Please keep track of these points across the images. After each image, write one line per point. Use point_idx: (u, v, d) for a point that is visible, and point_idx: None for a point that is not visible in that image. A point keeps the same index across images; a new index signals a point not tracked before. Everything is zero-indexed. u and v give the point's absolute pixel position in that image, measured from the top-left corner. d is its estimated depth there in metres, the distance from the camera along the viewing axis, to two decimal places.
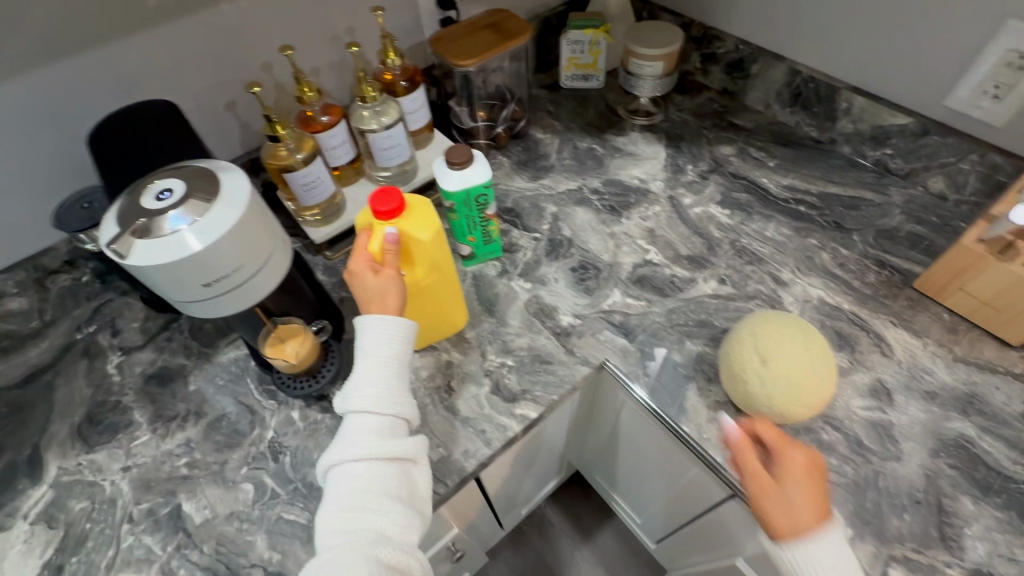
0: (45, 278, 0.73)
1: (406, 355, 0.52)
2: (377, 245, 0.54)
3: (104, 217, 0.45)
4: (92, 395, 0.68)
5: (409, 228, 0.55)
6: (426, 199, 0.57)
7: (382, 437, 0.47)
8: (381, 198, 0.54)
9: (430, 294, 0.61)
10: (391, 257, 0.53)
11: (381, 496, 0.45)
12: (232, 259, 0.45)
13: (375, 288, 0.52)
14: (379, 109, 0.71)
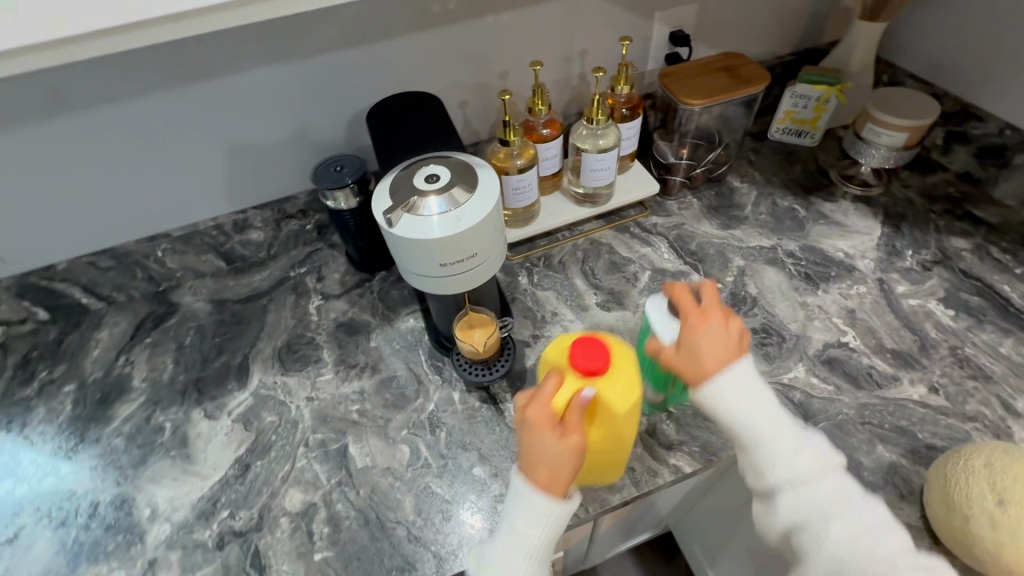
0: (281, 221, 0.84)
1: (554, 539, 0.49)
2: (562, 398, 0.50)
3: (378, 186, 0.52)
4: (294, 326, 0.78)
5: (603, 393, 0.50)
6: (624, 355, 0.53)
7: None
8: (583, 354, 0.51)
9: (601, 453, 0.54)
10: (575, 418, 0.49)
11: None
12: (470, 248, 0.50)
13: (554, 455, 0.47)
14: (598, 132, 0.73)
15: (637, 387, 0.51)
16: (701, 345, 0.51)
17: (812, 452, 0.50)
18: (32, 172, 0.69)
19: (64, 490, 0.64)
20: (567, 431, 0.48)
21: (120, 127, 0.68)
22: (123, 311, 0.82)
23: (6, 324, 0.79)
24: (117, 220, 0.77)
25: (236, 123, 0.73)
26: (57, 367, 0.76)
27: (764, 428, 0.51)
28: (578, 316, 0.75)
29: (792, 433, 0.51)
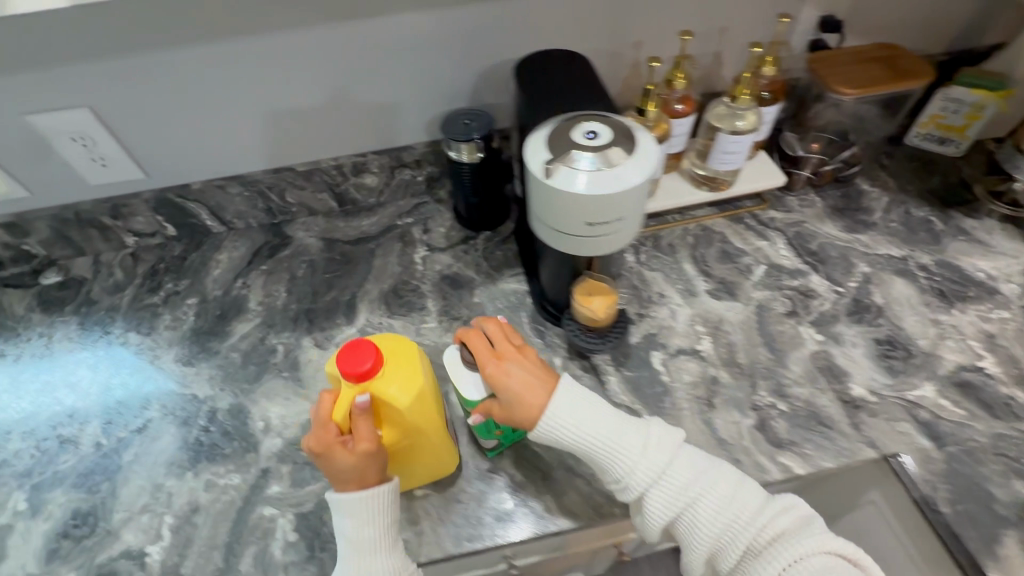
0: (396, 169, 0.85)
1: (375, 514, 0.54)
2: (340, 414, 0.53)
3: (531, 135, 0.52)
4: (399, 273, 0.80)
5: (379, 388, 0.54)
6: (398, 350, 0.56)
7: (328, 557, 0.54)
8: (349, 359, 0.53)
9: (405, 449, 0.57)
10: (359, 426, 0.52)
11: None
12: (614, 214, 0.49)
13: (346, 466, 0.52)
14: (738, 111, 0.69)
15: (420, 374, 0.55)
16: (513, 386, 0.53)
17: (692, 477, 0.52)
18: (189, 90, 0.71)
19: (186, 394, 0.69)
20: (352, 442, 0.52)
21: (276, 56, 0.70)
22: (242, 238, 0.87)
23: (138, 234, 0.85)
24: (251, 148, 0.79)
25: (378, 64, 0.74)
26: (182, 280, 0.82)
27: (590, 428, 0.53)
28: (686, 301, 0.73)
29: (567, 401, 0.54)
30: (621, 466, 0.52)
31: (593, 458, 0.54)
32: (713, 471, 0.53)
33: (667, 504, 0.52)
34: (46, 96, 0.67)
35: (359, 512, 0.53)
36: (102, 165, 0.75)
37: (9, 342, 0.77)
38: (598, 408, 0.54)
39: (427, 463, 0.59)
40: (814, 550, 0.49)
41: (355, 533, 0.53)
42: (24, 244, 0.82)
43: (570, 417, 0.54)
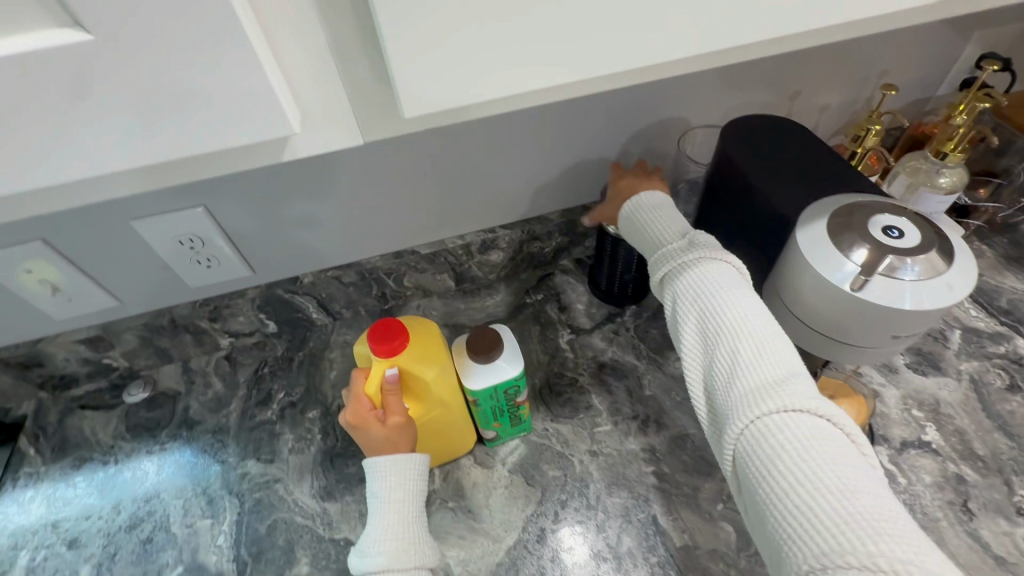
0: (526, 243, 0.75)
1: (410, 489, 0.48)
2: (374, 389, 0.48)
3: (799, 227, 0.44)
4: (548, 363, 0.70)
5: (414, 365, 0.49)
6: (436, 330, 0.51)
7: None
8: (380, 339, 0.47)
9: (437, 430, 0.54)
10: (394, 402, 0.48)
11: None
12: (923, 325, 0.41)
13: (379, 441, 0.47)
14: (943, 168, 0.62)
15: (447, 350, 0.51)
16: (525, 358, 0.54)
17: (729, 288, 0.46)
18: (318, 180, 0.61)
19: (336, 538, 0.58)
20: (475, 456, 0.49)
21: (419, 138, 0.61)
22: (352, 329, 0.77)
23: (235, 335, 0.74)
24: (372, 232, 0.70)
25: (525, 137, 0.65)
26: (295, 387, 0.71)
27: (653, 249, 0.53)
28: (890, 380, 0.64)
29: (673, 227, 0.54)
30: (661, 273, 0.51)
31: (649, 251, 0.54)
32: (736, 321, 0.44)
33: (677, 327, 0.48)
34: (160, 198, 0.57)
35: (401, 476, 0.47)
36: (208, 266, 0.65)
37: (101, 481, 0.65)
38: (698, 264, 0.49)
39: (451, 439, 0.56)
40: (777, 423, 0.38)
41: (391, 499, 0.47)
42: (106, 358, 0.70)
43: (656, 223, 0.54)
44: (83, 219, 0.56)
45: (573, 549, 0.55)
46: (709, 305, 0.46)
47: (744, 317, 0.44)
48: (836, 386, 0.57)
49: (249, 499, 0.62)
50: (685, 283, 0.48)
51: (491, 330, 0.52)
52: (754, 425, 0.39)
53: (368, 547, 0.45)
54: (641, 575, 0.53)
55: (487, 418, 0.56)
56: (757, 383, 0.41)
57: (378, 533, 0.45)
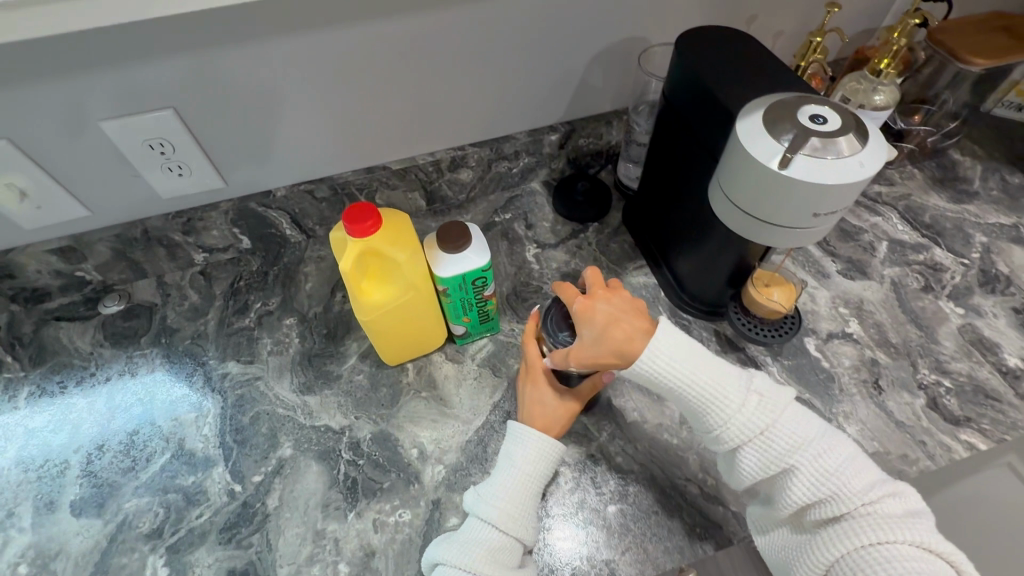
0: (494, 162, 0.79)
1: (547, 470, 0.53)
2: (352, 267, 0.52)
3: (740, 119, 0.48)
4: (515, 274, 0.75)
5: (386, 247, 0.52)
6: (405, 219, 0.55)
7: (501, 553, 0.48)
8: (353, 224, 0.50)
9: (406, 314, 0.58)
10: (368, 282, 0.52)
11: (463, 553, 0.47)
12: (839, 204, 0.46)
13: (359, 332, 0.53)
14: (879, 85, 0.67)
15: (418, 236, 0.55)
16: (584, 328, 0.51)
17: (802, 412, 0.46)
18: (288, 86, 0.62)
19: (317, 425, 0.62)
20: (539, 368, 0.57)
21: (387, 47, 0.62)
22: (326, 246, 0.79)
23: (209, 250, 0.75)
24: (343, 145, 0.71)
25: (493, 50, 0.67)
26: (271, 298, 0.74)
27: (711, 390, 0.45)
28: (822, 284, 0.71)
29: (721, 368, 0.46)
30: (724, 424, 0.45)
31: (684, 402, 0.46)
32: (835, 468, 0.44)
33: (769, 462, 0.44)
34: (128, 97, 0.57)
35: (538, 452, 0.52)
36: (180, 173, 0.66)
37: (83, 384, 0.67)
38: (764, 395, 0.46)
39: (420, 325, 0.61)
40: (907, 541, 0.40)
41: (526, 472, 0.51)
42: (79, 270, 0.71)
43: (688, 372, 0.45)
44: (48, 118, 0.56)
45: None
46: (792, 451, 0.44)
47: (818, 432, 0.45)
48: (770, 276, 0.64)
49: (232, 395, 0.65)
50: (762, 410, 0.45)
51: (459, 224, 0.56)
52: (865, 552, 0.41)
53: (486, 503, 0.50)
54: (596, 446, 0.59)
55: (454, 312, 0.61)
56: (864, 503, 0.42)
57: (499, 492, 0.50)
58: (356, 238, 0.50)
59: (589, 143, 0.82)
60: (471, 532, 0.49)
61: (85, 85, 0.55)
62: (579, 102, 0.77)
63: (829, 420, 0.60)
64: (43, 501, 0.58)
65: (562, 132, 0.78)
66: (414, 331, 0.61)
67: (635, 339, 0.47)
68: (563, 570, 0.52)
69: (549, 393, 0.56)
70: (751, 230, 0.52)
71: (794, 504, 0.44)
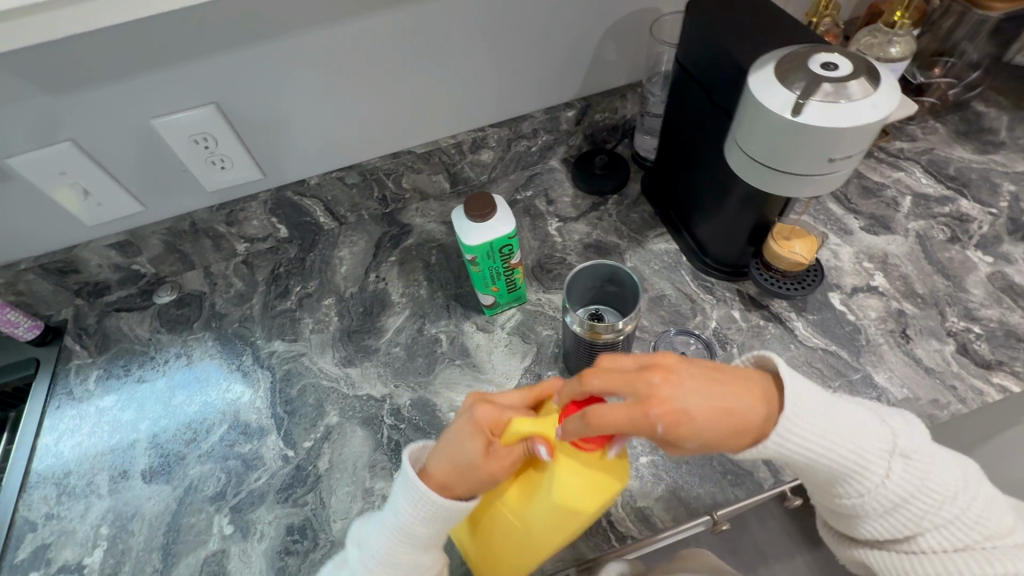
0: (514, 141, 0.82)
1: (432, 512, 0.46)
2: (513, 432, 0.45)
3: (752, 72, 0.50)
4: (539, 248, 0.78)
5: (563, 472, 0.43)
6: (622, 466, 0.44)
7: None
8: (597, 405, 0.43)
9: (502, 536, 0.47)
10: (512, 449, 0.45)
11: None
12: (855, 148, 0.47)
13: (466, 456, 0.45)
14: (894, 37, 0.67)
15: (608, 476, 0.43)
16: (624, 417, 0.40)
17: (934, 456, 0.43)
18: (318, 77, 0.66)
19: (360, 394, 0.66)
20: (499, 447, 0.45)
21: (407, 32, 0.65)
22: (357, 231, 0.83)
23: (251, 240, 0.80)
24: (370, 132, 0.75)
25: (509, 28, 0.69)
26: (309, 281, 0.79)
27: (865, 448, 0.41)
28: (845, 240, 0.72)
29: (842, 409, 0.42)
30: (858, 494, 0.42)
31: (819, 473, 0.42)
32: (945, 500, 0.42)
33: (889, 529, 0.43)
34: (176, 95, 0.62)
35: (421, 507, 0.46)
36: (223, 167, 0.70)
37: (144, 367, 0.73)
38: (885, 428, 0.43)
39: (502, 560, 0.48)
40: None
41: (405, 531, 0.47)
42: (135, 263, 0.77)
43: (829, 447, 0.40)
44: (106, 119, 0.61)
45: None
46: (908, 503, 0.42)
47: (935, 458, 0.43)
48: (790, 229, 0.64)
49: (280, 370, 0.70)
50: (900, 454, 0.42)
51: (485, 194, 0.58)
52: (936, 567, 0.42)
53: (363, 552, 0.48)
54: None
55: (482, 281, 0.64)
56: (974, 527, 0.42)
57: (374, 555, 0.48)
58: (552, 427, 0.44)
59: (605, 118, 0.84)
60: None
61: (138, 86, 0.60)
62: (593, 77, 0.79)
63: (858, 370, 0.61)
64: (117, 471, 0.64)
65: (578, 108, 0.81)
66: (490, 555, 0.49)
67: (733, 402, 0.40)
68: (600, 517, 0.55)
69: (473, 450, 0.45)
70: (772, 184, 0.53)
71: (874, 533, 0.44)
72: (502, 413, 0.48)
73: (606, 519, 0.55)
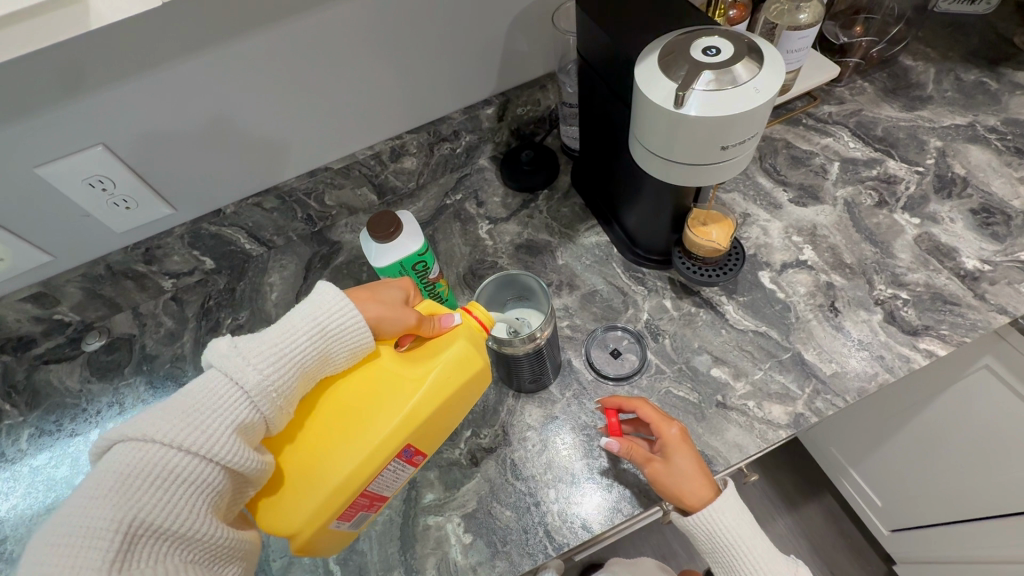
0: (436, 145, 0.79)
1: (326, 333, 0.45)
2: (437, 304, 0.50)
3: (637, 63, 0.48)
4: (470, 253, 0.76)
5: (460, 329, 0.47)
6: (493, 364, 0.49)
7: (236, 396, 0.41)
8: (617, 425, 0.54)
9: (359, 402, 0.45)
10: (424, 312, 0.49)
11: (191, 394, 0.41)
12: (747, 132, 0.46)
13: (389, 299, 0.49)
14: (801, 3, 0.65)
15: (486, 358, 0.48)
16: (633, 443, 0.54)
17: None
18: (209, 104, 0.63)
19: None
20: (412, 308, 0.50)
21: (296, 47, 0.62)
22: (286, 254, 0.81)
23: (176, 275, 0.78)
24: (280, 153, 0.72)
25: (405, 32, 0.66)
26: (240, 312, 0.77)
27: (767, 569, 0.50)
28: (774, 215, 0.71)
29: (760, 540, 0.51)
30: None
31: (723, 557, 0.52)
32: None
33: None
34: (56, 141, 0.59)
35: (331, 310, 0.45)
36: (127, 206, 0.68)
37: (77, 420, 0.71)
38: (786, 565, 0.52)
39: (333, 443, 0.44)
40: None
41: (301, 332, 0.44)
42: (57, 313, 0.75)
43: (743, 534, 0.51)
44: None
45: (498, 404, 0.62)
46: None
47: None
48: (706, 215, 0.62)
49: None
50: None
51: (390, 213, 0.57)
52: None
53: (234, 354, 0.42)
54: (560, 407, 0.61)
55: None
56: None
57: (251, 354, 0.43)
58: (468, 304, 0.49)
59: (527, 111, 0.81)
60: (188, 394, 0.41)
61: (10, 137, 0.56)
62: (507, 72, 0.77)
63: (788, 349, 0.60)
64: None
65: (496, 104, 0.78)
66: (324, 441, 0.44)
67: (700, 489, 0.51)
68: (537, 528, 0.54)
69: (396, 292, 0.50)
70: (675, 175, 0.52)
71: None
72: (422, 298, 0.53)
73: (543, 530, 0.54)
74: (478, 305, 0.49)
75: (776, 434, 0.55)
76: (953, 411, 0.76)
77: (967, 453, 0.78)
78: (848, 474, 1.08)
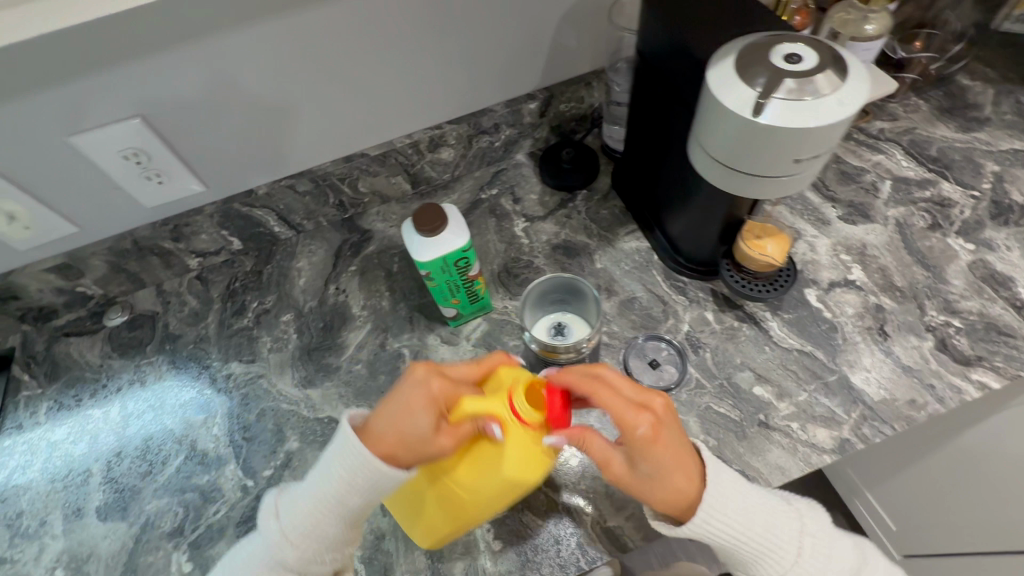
0: (475, 137, 0.77)
1: (360, 484, 0.45)
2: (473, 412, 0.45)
3: (711, 66, 0.45)
4: (505, 251, 0.74)
5: (511, 446, 0.43)
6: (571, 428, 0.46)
7: (291, 545, 0.46)
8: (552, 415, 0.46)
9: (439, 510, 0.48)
10: (465, 426, 0.45)
11: (264, 527, 0.48)
12: (822, 146, 0.44)
13: (418, 428, 0.44)
14: (869, 14, 0.62)
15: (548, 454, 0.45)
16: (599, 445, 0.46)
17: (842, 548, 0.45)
18: (251, 81, 0.61)
19: (321, 418, 0.63)
20: (449, 424, 0.45)
21: (346, 28, 0.60)
22: (315, 239, 0.79)
23: (202, 254, 0.76)
24: (317, 136, 0.70)
25: (456, 19, 0.64)
26: (267, 296, 0.75)
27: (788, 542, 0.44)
28: (821, 232, 0.69)
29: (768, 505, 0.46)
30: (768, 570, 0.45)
31: (738, 555, 0.45)
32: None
33: None
34: (94, 110, 0.57)
35: (358, 469, 0.45)
36: (159, 182, 0.66)
37: (96, 396, 0.69)
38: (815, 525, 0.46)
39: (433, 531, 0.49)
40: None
41: (328, 502, 0.46)
42: (80, 286, 0.73)
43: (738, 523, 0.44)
44: (19, 141, 0.56)
45: None
46: None
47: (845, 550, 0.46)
48: (761, 227, 0.61)
49: (237, 394, 0.67)
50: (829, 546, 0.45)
51: (435, 205, 0.55)
52: None
53: (286, 506, 0.47)
54: (595, 416, 0.59)
55: (439, 295, 0.61)
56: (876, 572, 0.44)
57: (296, 523, 0.46)
58: (504, 420, 0.44)
59: (570, 108, 0.79)
60: (252, 546, 0.48)
61: (49, 103, 0.54)
62: (554, 67, 0.75)
63: (834, 371, 0.59)
64: (71, 509, 0.61)
65: (540, 99, 0.76)
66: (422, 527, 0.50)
67: (682, 488, 0.44)
68: (569, 539, 0.53)
69: (425, 422, 0.44)
70: (737, 186, 0.50)
71: None
72: (457, 388, 0.47)
73: (575, 542, 0.53)
74: (518, 397, 0.44)
75: (820, 459, 0.54)
76: (986, 443, 0.75)
77: (999, 486, 0.76)
78: (862, 496, 1.06)
